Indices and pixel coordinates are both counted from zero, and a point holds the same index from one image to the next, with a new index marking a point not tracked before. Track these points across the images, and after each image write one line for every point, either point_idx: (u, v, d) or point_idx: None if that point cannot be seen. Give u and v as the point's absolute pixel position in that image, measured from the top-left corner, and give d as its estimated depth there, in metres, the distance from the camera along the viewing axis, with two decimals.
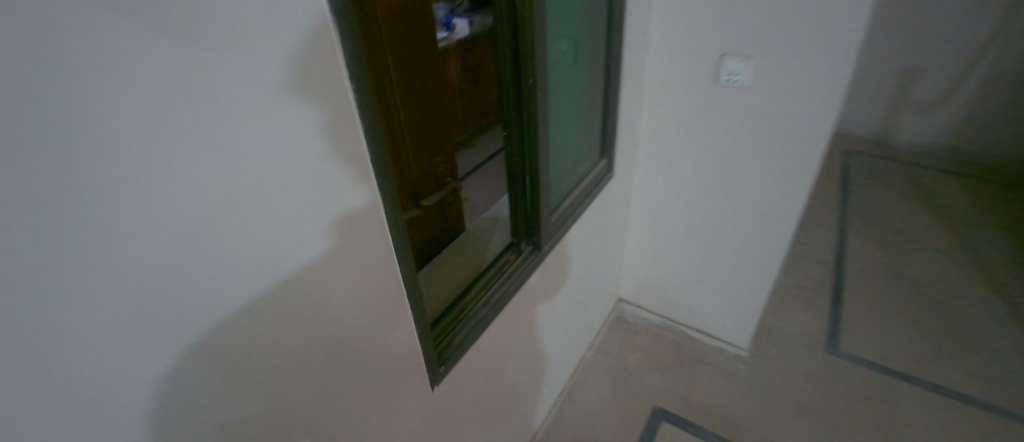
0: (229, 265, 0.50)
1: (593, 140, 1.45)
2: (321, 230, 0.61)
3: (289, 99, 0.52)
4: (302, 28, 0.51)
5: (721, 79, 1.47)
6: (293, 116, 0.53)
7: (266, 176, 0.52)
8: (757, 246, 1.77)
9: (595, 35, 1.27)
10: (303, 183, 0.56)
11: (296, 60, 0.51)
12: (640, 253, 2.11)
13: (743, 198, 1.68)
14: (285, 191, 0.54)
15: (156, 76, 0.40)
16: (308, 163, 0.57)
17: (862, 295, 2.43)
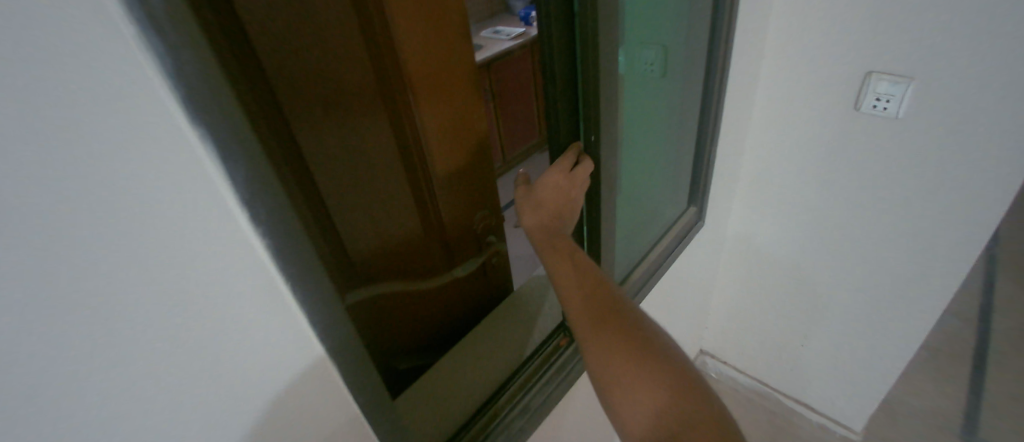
0: None
1: (682, 176, 1.12)
2: (227, 395, 0.37)
3: (115, 200, 0.27)
4: (123, 73, 0.25)
5: (864, 105, 1.09)
6: (131, 229, 0.28)
7: (80, 340, 0.28)
8: (887, 307, 1.35)
9: (693, 64, 0.96)
10: (166, 336, 0.32)
11: (147, 138, 0.27)
12: (731, 304, 1.74)
13: (881, 258, 1.27)
14: (125, 357, 0.30)
15: None
16: (174, 304, 0.31)
17: (1020, 365, 1.85)
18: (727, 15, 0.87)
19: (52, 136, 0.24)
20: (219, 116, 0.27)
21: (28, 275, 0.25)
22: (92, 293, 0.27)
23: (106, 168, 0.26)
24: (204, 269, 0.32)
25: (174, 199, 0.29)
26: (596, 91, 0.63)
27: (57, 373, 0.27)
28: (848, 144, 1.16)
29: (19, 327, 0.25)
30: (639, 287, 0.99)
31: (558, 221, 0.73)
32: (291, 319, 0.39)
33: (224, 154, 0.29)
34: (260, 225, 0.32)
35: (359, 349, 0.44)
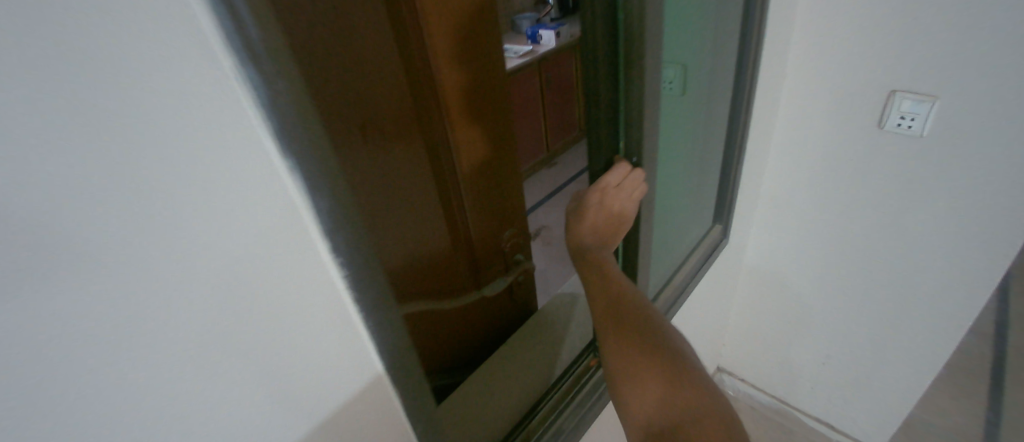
0: None
1: (708, 194, 1.11)
2: (291, 410, 0.37)
3: (210, 216, 0.27)
4: (233, 96, 0.26)
5: (888, 122, 1.07)
6: (223, 244, 0.29)
7: (171, 352, 0.29)
8: (913, 326, 1.31)
9: (719, 84, 0.96)
10: (244, 348, 0.32)
11: (246, 159, 0.28)
12: (748, 321, 1.69)
13: (905, 276, 1.24)
14: (208, 367, 0.31)
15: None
16: (253, 318, 0.32)
17: None
18: (756, 35, 0.88)
19: (169, 157, 0.25)
20: (310, 148, 0.28)
21: (120, 298, 0.25)
22: (184, 314, 0.28)
23: (202, 196, 0.27)
24: (287, 291, 0.33)
25: (260, 216, 0.30)
26: (640, 114, 0.63)
27: (156, 388, 0.29)
28: (873, 160, 1.14)
29: (108, 347, 0.26)
30: (668, 306, 0.98)
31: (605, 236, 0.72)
32: (351, 337, 0.39)
33: (311, 184, 0.30)
34: (339, 251, 0.34)
35: (416, 371, 0.44)
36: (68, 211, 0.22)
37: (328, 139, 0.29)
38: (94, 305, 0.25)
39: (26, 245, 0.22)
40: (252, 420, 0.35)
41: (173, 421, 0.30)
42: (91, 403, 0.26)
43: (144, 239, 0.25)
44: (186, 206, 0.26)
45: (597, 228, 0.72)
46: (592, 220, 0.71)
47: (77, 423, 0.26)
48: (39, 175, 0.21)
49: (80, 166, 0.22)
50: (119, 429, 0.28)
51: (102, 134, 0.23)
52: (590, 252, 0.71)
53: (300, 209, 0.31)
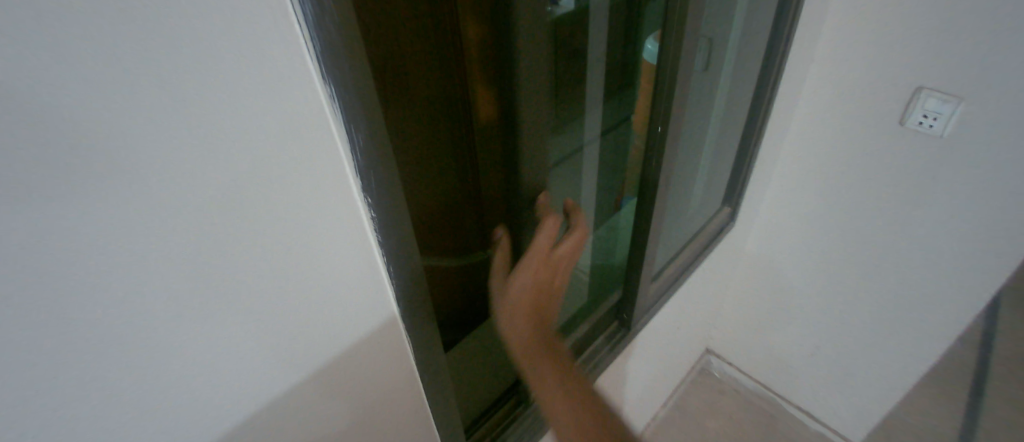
0: (179, 378, 0.32)
1: (720, 176, 1.10)
2: (316, 335, 0.40)
3: (264, 143, 0.29)
4: (297, 28, 0.27)
5: (910, 120, 1.04)
6: (276, 169, 0.30)
7: (221, 268, 0.30)
8: (907, 328, 1.32)
9: (746, 67, 0.92)
10: (280, 273, 0.34)
11: (301, 89, 0.29)
12: (741, 308, 1.70)
13: (903, 277, 1.24)
14: (248, 286, 0.32)
15: (61, 106, 0.20)
16: (294, 245, 0.34)
17: (1014, 391, 1.86)
18: (793, 18, 0.85)
19: (235, 86, 0.26)
20: (354, 84, 0.31)
21: (159, 220, 0.26)
22: (220, 241, 0.29)
23: (243, 126, 0.27)
24: (319, 226, 0.35)
25: (305, 146, 0.31)
26: (672, 84, 0.59)
27: (208, 303, 0.31)
28: (892, 159, 1.11)
29: (151, 270, 0.27)
30: (667, 285, 1.00)
31: (529, 313, 0.67)
32: (369, 275, 0.41)
33: (351, 119, 0.32)
34: (370, 188, 0.36)
35: (425, 310, 0.47)
36: (112, 129, 0.22)
37: (370, 70, 0.31)
38: (132, 225, 0.25)
39: (71, 161, 0.22)
40: (283, 342, 0.37)
41: (201, 344, 0.32)
42: (123, 323, 0.27)
43: (185, 164, 0.26)
44: (227, 136, 0.27)
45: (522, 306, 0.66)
46: (518, 297, 0.65)
47: (107, 342, 0.27)
48: (90, 88, 0.21)
49: (126, 86, 0.22)
50: (149, 349, 0.29)
51: (149, 55, 0.22)
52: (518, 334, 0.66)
53: (335, 141, 0.33)
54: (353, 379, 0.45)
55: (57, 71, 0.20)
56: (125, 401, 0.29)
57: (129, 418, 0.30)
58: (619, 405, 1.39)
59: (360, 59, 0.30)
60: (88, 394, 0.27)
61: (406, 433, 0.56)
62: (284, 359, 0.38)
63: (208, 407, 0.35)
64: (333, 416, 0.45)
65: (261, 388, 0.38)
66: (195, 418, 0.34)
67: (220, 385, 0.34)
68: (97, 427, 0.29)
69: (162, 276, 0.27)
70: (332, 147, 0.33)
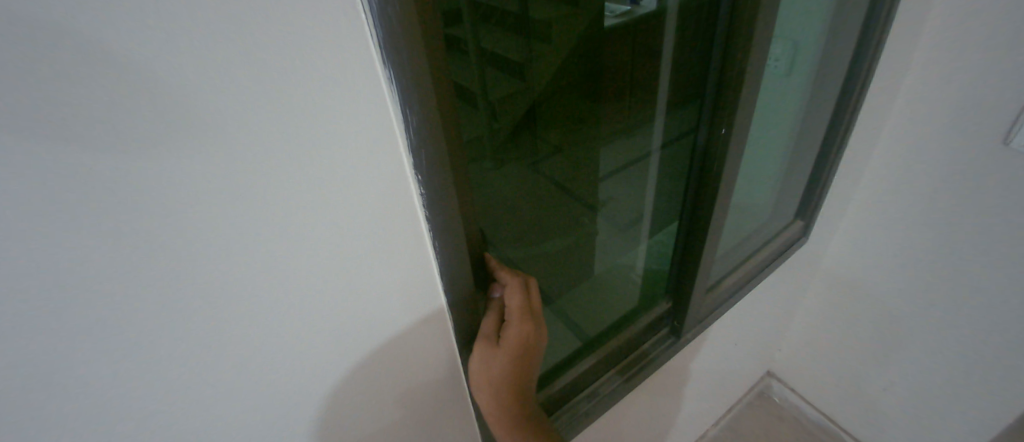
0: (237, 331, 0.35)
1: (793, 185, 1.02)
2: (363, 310, 0.42)
3: (323, 121, 0.31)
4: (359, 13, 0.29)
5: (1017, 140, 0.90)
6: (335, 147, 0.32)
7: (277, 235, 0.33)
8: (1009, 377, 1.14)
9: (828, 71, 0.85)
10: (330, 247, 0.36)
11: (360, 71, 0.31)
12: (809, 331, 1.57)
13: (1008, 317, 1.07)
14: (302, 254, 0.35)
15: (146, 79, 0.24)
16: (346, 221, 0.36)
17: None
18: (884, 20, 0.75)
19: (294, 70, 0.28)
20: (411, 69, 0.31)
21: (221, 182, 0.29)
22: (277, 204, 0.32)
23: (300, 99, 0.29)
24: (371, 199, 0.36)
25: (361, 127, 0.33)
26: (739, 86, 0.56)
27: (266, 266, 0.34)
28: (1000, 180, 0.96)
29: (216, 231, 0.30)
30: (726, 296, 0.94)
31: (511, 381, 0.51)
32: (415, 258, 0.42)
33: (406, 101, 0.33)
34: (422, 167, 0.37)
35: (470, 295, 0.48)
36: (180, 96, 0.25)
37: (426, 56, 0.32)
38: (196, 184, 0.28)
39: (145, 123, 0.25)
40: (331, 311, 0.40)
41: (255, 301, 0.34)
42: (187, 277, 0.30)
43: (247, 131, 0.28)
44: (285, 107, 0.29)
45: (504, 376, 0.51)
46: (496, 365, 0.50)
47: (172, 292, 0.30)
48: (162, 59, 0.24)
49: (193, 58, 0.25)
50: (208, 302, 0.32)
51: (212, 32, 0.25)
52: (499, 408, 0.51)
53: (390, 124, 0.34)
54: (395, 355, 0.47)
55: (142, 47, 0.23)
56: (191, 348, 0.33)
57: (189, 367, 0.34)
58: (668, 420, 1.33)
59: (419, 46, 0.31)
60: (156, 341, 0.31)
61: (445, 416, 0.57)
62: (331, 328, 0.40)
63: (261, 362, 0.38)
64: (376, 391, 0.47)
65: (309, 351, 0.40)
66: (250, 371, 0.37)
67: (273, 343, 0.37)
68: (164, 369, 0.32)
69: (226, 237, 0.31)
70: (387, 131, 0.34)
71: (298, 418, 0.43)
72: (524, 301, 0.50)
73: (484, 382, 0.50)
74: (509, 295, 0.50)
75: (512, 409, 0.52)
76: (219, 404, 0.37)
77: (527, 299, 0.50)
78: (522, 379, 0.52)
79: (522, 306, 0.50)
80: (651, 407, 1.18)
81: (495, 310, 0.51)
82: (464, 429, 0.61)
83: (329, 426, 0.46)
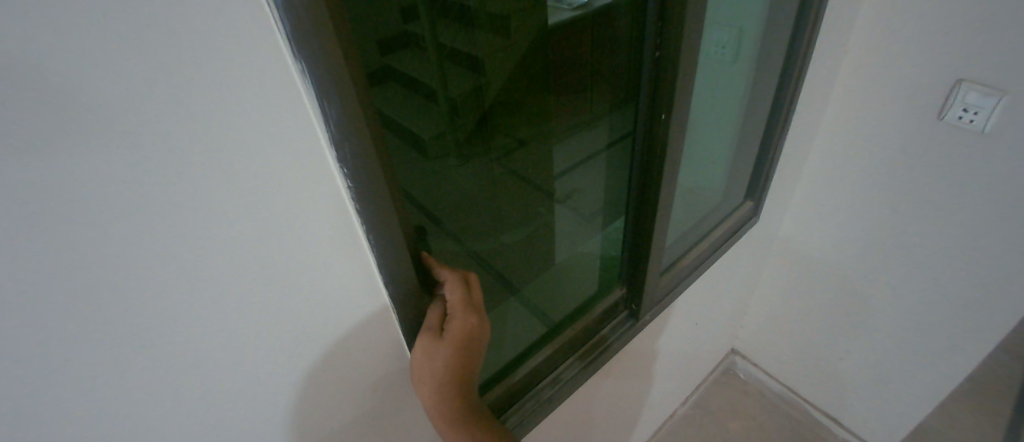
0: (172, 338, 0.34)
1: (741, 167, 1.06)
2: (303, 307, 0.42)
3: (241, 118, 0.30)
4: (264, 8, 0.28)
5: (949, 115, 0.97)
6: (256, 144, 0.32)
7: (200, 238, 0.32)
8: (944, 337, 1.23)
9: (768, 56, 0.89)
10: (257, 247, 0.35)
11: (275, 67, 0.30)
12: (768, 307, 1.64)
13: (942, 280, 1.15)
14: (226, 257, 0.34)
15: (46, 79, 0.23)
16: (274, 221, 0.35)
17: None
18: (817, 4, 0.79)
19: (208, 65, 0.28)
20: (325, 65, 0.31)
21: (134, 180, 0.27)
22: (194, 206, 0.31)
23: (215, 91, 0.28)
24: (297, 198, 0.36)
25: (281, 124, 0.32)
26: (674, 73, 0.58)
27: (197, 269, 0.33)
28: (930, 153, 1.03)
29: (138, 235, 0.29)
30: (681, 277, 0.97)
31: (457, 375, 0.51)
32: (351, 253, 0.42)
33: (325, 97, 0.32)
34: (348, 162, 0.36)
35: (413, 290, 0.48)
36: (87, 85, 0.24)
37: (341, 49, 0.31)
38: (108, 181, 0.27)
39: (52, 114, 0.24)
40: (268, 312, 0.39)
41: (183, 306, 0.33)
42: (112, 277, 0.29)
43: (157, 124, 0.27)
44: (197, 100, 0.28)
45: (449, 370, 0.51)
46: (439, 359, 0.50)
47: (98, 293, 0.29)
48: (70, 42, 0.23)
49: (101, 43, 0.24)
50: (138, 304, 0.31)
51: (122, 15, 0.24)
52: (446, 402, 0.51)
53: (311, 121, 0.34)
54: (341, 350, 0.47)
55: (39, 47, 0.22)
56: (125, 357, 0.32)
57: (124, 377, 0.33)
58: (637, 402, 1.37)
59: (330, 42, 0.30)
60: (86, 344, 0.30)
61: (401, 405, 0.58)
62: (270, 328, 0.40)
63: (199, 369, 0.37)
64: (323, 386, 0.47)
65: (248, 353, 0.39)
66: (191, 377, 0.37)
67: (212, 347, 0.37)
68: (96, 381, 0.31)
69: (150, 241, 0.30)
70: (308, 129, 0.34)
71: (247, 418, 0.43)
72: (464, 296, 0.51)
73: (429, 376, 0.50)
74: (449, 290, 0.51)
75: (461, 403, 0.52)
76: (163, 412, 0.36)
77: (468, 294, 0.51)
78: (468, 372, 0.52)
79: (463, 300, 0.51)
80: (619, 390, 1.21)
81: (438, 304, 0.52)
82: (421, 418, 0.62)
83: (278, 422, 0.46)
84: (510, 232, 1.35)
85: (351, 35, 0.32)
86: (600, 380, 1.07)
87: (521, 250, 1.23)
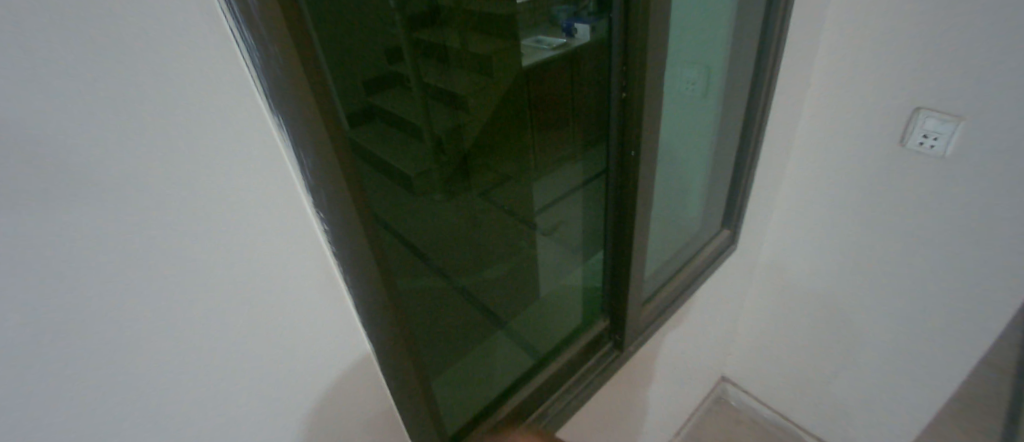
0: (150, 388, 0.33)
1: (717, 195, 1.10)
2: (283, 354, 0.41)
3: (222, 167, 0.31)
4: (243, 66, 0.30)
5: (910, 141, 1.03)
6: (236, 191, 0.33)
7: (177, 285, 0.32)
8: (927, 354, 1.25)
9: (735, 91, 0.94)
10: (234, 294, 0.35)
11: (255, 119, 0.32)
12: (754, 332, 1.65)
13: (920, 298, 1.18)
14: (204, 305, 0.34)
15: (50, 134, 0.24)
16: (252, 266, 0.36)
17: None
18: (776, 43, 0.85)
19: (196, 117, 0.29)
20: (302, 115, 0.33)
21: (119, 229, 0.28)
22: (173, 254, 0.31)
23: (193, 141, 0.30)
24: (275, 245, 0.36)
25: (261, 172, 0.33)
26: (641, 110, 0.61)
27: (178, 316, 0.33)
28: (897, 177, 1.08)
29: (122, 283, 0.29)
30: (662, 306, 0.98)
31: None
32: (328, 296, 0.42)
33: (301, 146, 0.34)
34: (323, 205, 0.37)
35: (394, 334, 0.48)
36: (68, 133, 0.25)
37: (317, 101, 0.33)
38: (97, 229, 0.27)
39: (34, 160, 0.24)
40: (247, 360, 0.38)
41: (164, 355, 0.33)
42: (91, 326, 0.29)
43: (138, 172, 0.28)
44: (174, 148, 0.29)
45: None
46: None
47: (69, 341, 0.28)
48: (52, 88, 0.24)
49: (83, 92, 0.25)
50: (112, 354, 0.30)
51: (102, 65, 0.25)
52: None
53: (288, 170, 0.35)
54: (321, 397, 0.46)
55: (48, 104, 0.24)
56: (104, 407, 0.31)
57: (104, 427, 0.32)
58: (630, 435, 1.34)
59: (305, 95, 0.32)
60: (64, 394, 0.29)
61: None
62: (249, 376, 0.39)
63: (174, 420, 0.36)
64: (306, 434, 0.46)
65: (227, 404, 0.38)
66: (170, 428, 0.35)
67: (191, 397, 0.36)
68: (74, 431, 0.30)
69: (137, 287, 0.30)
70: (283, 177, 0.35)
71: None
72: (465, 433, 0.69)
73: None
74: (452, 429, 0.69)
75: None
76: None
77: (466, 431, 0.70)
78: None
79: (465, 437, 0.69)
80: (613, 424, 1.18)
81: None
82: None
83: None
84: (494, 266, 1.36)
85: (327, 88, 0.34)
86: (591, 414, 1.04)
87: (507, 283, 1.23)
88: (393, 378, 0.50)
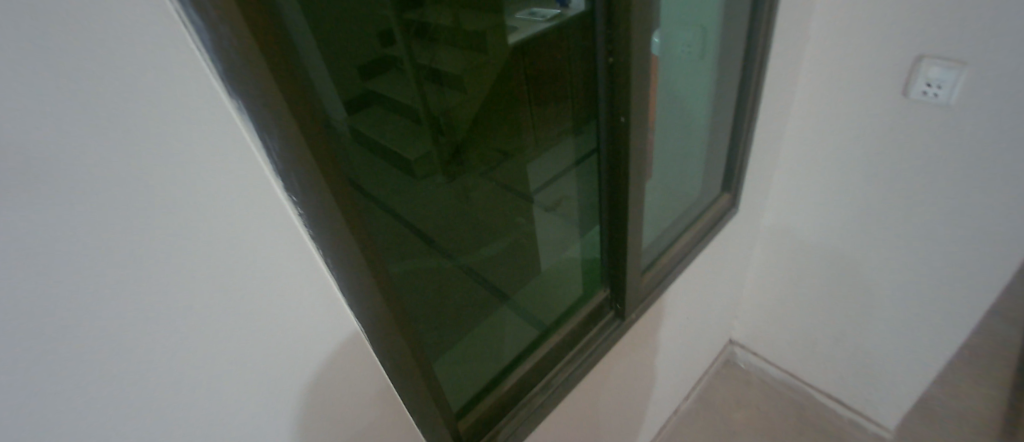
0: (141, 382, 0.34)
1: (715, 159, 1.08)
2: (273, 340, 0.41)
3: (186, 158, 0.31)
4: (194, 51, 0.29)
5: (913, 91, 1.00)
6: (205, 182, 0.32)
7: (155, 280, 0.32)
8: (935, 305, 1.24)
9: (730, 50, 0.91)
10: (215, 285, 0.35)
11: (214, 105, 0.31)
12: (760, 295, 1.65)
13: (925, 251, 1.17)
14: (184, 297, 0.34)
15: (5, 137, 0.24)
16: (231, 255, 0.35)
17: None
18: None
19: (155, 110, 0.28)
20: (263, 97, 0.31)
21: (87, 230, 0.28)
22: (146, 250, 0.31)
23: (150, 128, 0.28)
24: (252, 233, 0.36)
25: (228, 160, 0.33)
26: (629, 74, 0.59)
27: (160, 311, 0.33)
28: (901, 130, 1.05)
29: (98, 284, 0.29)
30: (663, 273, 0.97)
31: None
32: (313, 281, 0.42)
33: (265, 130, 0.33)
34: (296, 189, 0.36)
35: (385, 314, 0.48)
36: (23, 137, 0.24)
37: (277, 83, 0.32)
38: (65, 232, 0.27)
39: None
40: (236, 348, 0.39)
41: (151, 350, 0.33)
42: (71, 328, 0.29)
43: (100, 170, 0.27)
44: (130, 136, 0.28)
45: None
46: None
47: (46, 337, 0.28)
48: None
49: (31, 94, 0.24)
50: (98, 353, 0.31)
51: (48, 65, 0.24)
52: None
53: (256, 157, 0.34)
54: (317, 380, 0.46)
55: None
56: (97, 404, 0.32)
57: (100, 422, 0.32)
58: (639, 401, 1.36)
59: (263, 76, 0.31)
60: (55, 395, 0.30)
61: (385, 433, 0.56)
62: (241, 364, 0.40)
63: (171, 409, 0.36)
64: (306, 416, 0.47)
65: (223, 392, 0.39)
66: (167, 418, 0.36)
67: (185, 387, 0.36)
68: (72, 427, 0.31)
69: (114, 287, 0.30)
70: (252, 164, 0.34)
71: None
72: None
73: None
74: None
75: None
76: None
77: None
78: None
79: None
80: (621, 391, 1.20)
81: None
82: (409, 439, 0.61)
83: None
84: (495, 242, 1.36)
85: (288, 65, 0.33)
86: (598, 382, 1.05)
87: (509, 259, 1.23)
88: (389, 358, 0.50)
